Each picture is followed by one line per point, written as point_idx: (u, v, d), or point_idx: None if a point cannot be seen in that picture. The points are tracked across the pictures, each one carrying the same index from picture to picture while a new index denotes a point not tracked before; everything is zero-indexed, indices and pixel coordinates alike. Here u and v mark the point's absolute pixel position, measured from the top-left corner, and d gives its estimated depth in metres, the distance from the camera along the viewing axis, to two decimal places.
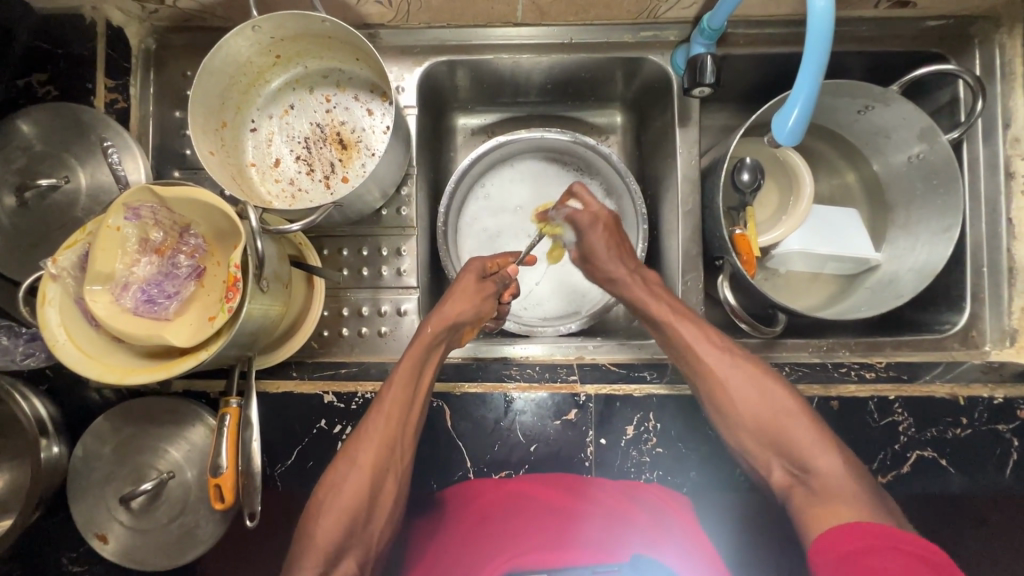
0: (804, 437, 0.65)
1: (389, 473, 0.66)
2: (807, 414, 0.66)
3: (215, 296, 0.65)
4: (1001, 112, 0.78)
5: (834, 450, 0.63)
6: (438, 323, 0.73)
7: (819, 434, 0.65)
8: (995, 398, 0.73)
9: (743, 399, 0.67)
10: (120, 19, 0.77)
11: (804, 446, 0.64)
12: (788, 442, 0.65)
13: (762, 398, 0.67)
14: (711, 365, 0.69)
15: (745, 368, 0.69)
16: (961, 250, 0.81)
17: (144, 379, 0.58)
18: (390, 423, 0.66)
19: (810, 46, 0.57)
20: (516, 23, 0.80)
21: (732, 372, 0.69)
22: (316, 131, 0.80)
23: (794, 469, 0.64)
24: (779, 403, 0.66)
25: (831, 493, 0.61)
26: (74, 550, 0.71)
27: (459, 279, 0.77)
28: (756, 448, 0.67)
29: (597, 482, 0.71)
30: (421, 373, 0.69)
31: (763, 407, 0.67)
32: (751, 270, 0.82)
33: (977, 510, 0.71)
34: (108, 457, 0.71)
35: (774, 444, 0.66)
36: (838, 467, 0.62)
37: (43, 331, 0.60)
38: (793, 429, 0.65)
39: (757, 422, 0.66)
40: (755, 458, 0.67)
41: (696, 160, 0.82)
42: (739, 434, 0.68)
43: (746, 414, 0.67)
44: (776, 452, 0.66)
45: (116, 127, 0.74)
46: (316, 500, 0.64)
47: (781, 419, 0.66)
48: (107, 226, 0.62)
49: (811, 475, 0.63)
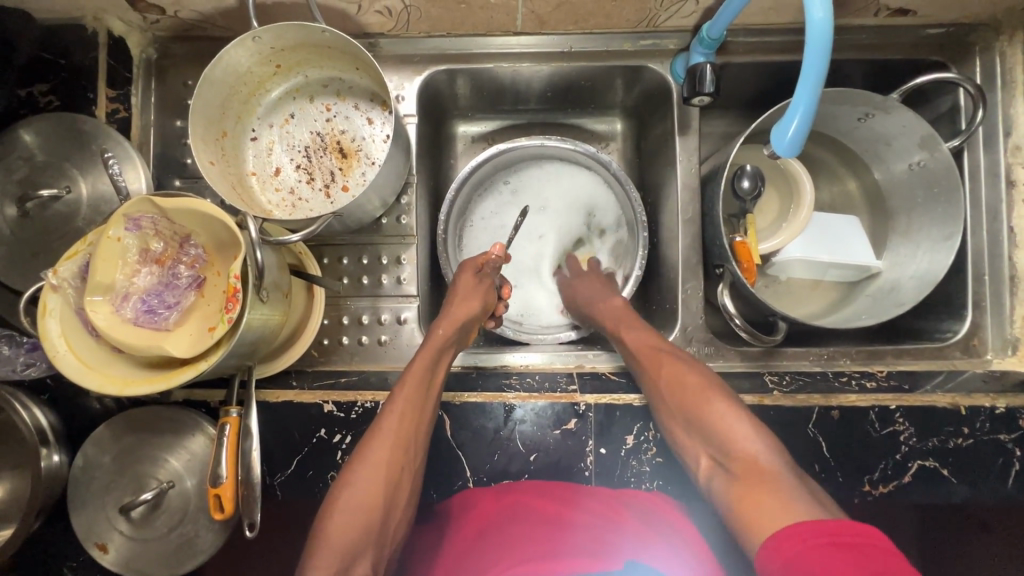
0: (726, 423, 0.63)
1: (404, 470, 0.66)
2: (731, 400, 0.65)
3: (215, 306, 0.65)
4: (1003, 120, 0.77)
5: (756, 433, 0.62)
6: (449, 325, 0.74)
7: (741, 419, 0.63)
8: (997, 407, 0.72)
9: (670, 382, 0.69)
10: (121, 29, 0.77)
11: (726, 431, 0.63)
12: (707, 424, 0.64)
13: (691, 385, 0.68)
14: (651, 360, 0.71)
15: (678, 361, 0.70)
16: (963, 258, 0.80)
17: (145, 391, 0.58)
18: (406, 420, 0.66)
19: (809, 58, 0.57)
20: (515, 32, 0.80)
21: (668, 365, 0.70)
22: (317, 140, 0.81)
23: (718, 455, 0.63)
24: (704, 389, 0.67)
25: (750, 472, 0.59)
26: (74, 559, 0.71)
27: (458, 279, 0.79)
28: (687, 439, 0.66)
29: (594, 492, 0.71)
30: (433, 377, 0.70)
31: (689, 394, 0.67)
32: (751, 278, 0.81)
33: (979, 521, 0.71)
34: (108, 467, 0.71)
35: (702, 431, 0.64)
36: (759, 448, 0.61)
37: (43, 342, 0.60)
38: (714, 412, 0.64)
39: (687, 410, 0.66)
40: (683, 449, 0.67)
41: (696, 169, 0.82)
42: (672, 423, 0.68)
43: (675, 403, 0.67)
44: (701, 439, 0.65)
45: (117, 137, 0.74)
46: (333, 494, 0.64)
47: (703, 401, 0.66)
48: (107, 236, 0.62)
49: (732, 459, 0.62)
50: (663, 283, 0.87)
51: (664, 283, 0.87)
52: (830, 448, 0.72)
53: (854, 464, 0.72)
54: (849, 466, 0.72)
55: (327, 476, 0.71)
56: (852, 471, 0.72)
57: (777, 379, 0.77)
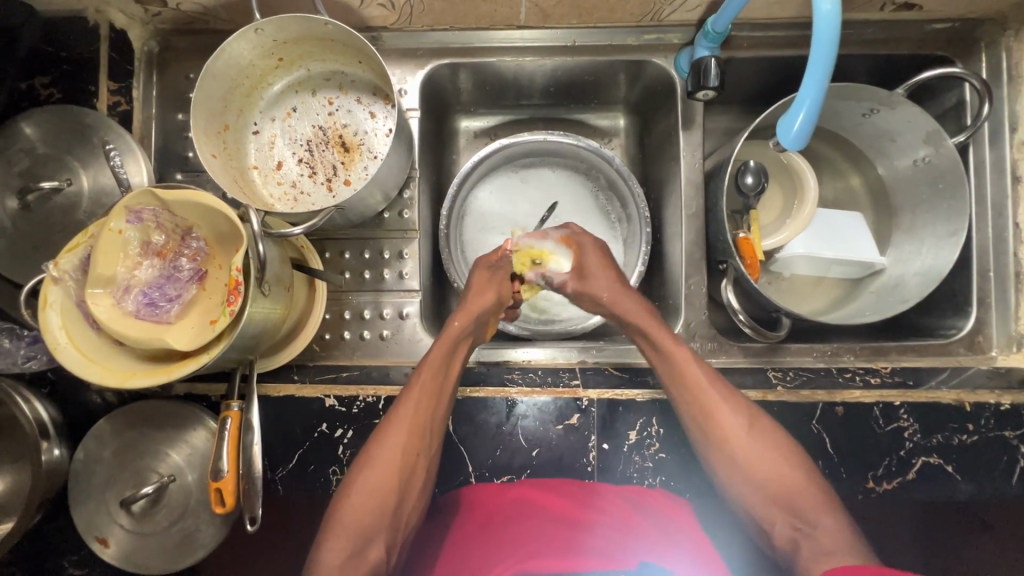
0: (806, 494, 0.63)
1: (419, 458, 0.66)
2: (807, 467, 0.65)
3: (216, 299, 0.65)
4: (1008, 115, 0.77)
5: (836, 508, 0.63)
6: (464, 317, 0.72)
7: (821, 490, 0.64)
8: (1001, 404, 0.73)
9: (750, 449, 0.65)
10: (122, 22, 0.77)
11: (810, 503, 0.63)
12: (792, 496, 0.63)
13: (774, 455, 0.65)
14: (716, 404, 0.67)
15: (755, 424, 0.66)
16: (968, 254, 0.80)
17: (145, 383, 0.58)
18: (420, 411, 0.66)
19: (815, 51, 0.57)
20: (519, 26, 0.80)
21: (734, 416, 0.66)
22: (319, 134, 0.80)
23: (792, 518, 0.63)
24: (788, 460, 0.65)
25: (837, 549, 0.59)
26: (74, 553, 0.71)
27: (471, 274, 0.77)
28: (757, 499, 0.65)
29: (600, 489, 0.70)
30: (449, 369, 0.69)
31: (774, 463, 0.64)
32: (755, 273, 0.81)
33: (984, 519, 0.71)
34: (108, 461, 0.70)
35: (781, 498, 0.64)
36: (842, 525, 0.61)
37: (43, 334, 0.59)
38: (795, 480, 0.64)
39: (766, 474, 0.64)
40: (759, 514, 0.65)
41: (700, 164, 0.82)
42: (748, 489, 0.65)
43: (753, 464, 0.65)
44: (783, 509, 0.64)
45: (118, 130, 0.74)
46: (349, 481, 0.65)
47: (784, 467, 0.64)
48: (108, 229, 0.62)
49: (817, 530, 0.61)
50: (666, 279, 0.87)
51: (668, 279, 0.87)
52: (833, 444, 0.72)
53: (858, 461, 0.71)
54: (853, 463, 0.71)
55: (328, 470, 0.71)
56: (857, 468, 0.71)
57: (781, 375, 0.76)
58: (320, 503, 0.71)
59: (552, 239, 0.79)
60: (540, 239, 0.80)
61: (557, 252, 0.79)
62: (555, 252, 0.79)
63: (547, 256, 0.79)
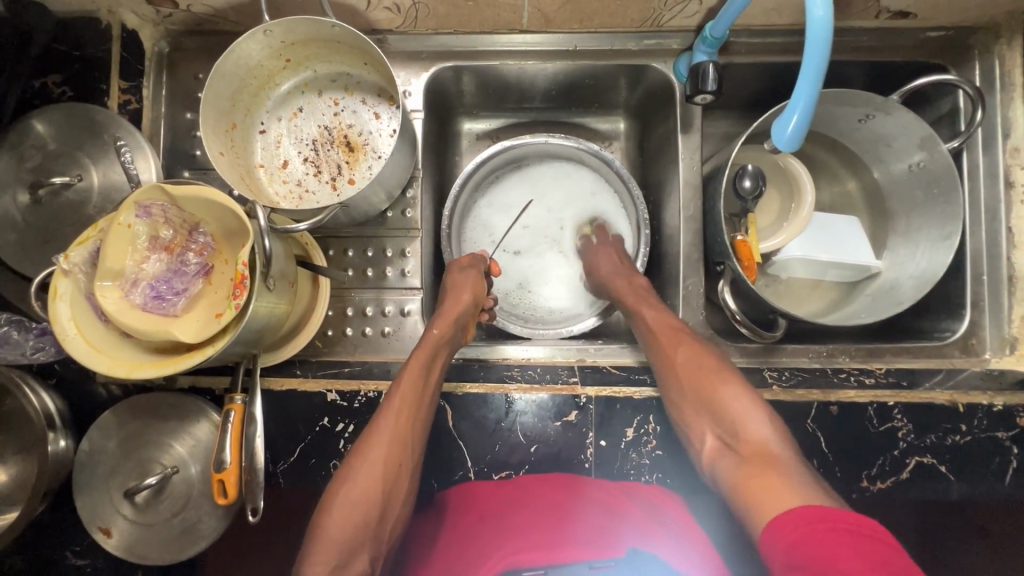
0: (735, 404, 0.64)
1: (401, 467, 0.66)
2: (736, 383, 0.66)
3: (222, 294, 0.67)
4: (1001, 122, 0.78)
5: (767, 418, 0.62)
6: (444, 324, 0.74)
7: (761, 410, 0.63)
8: (994, 406, 0.73)
9: (687, 367, 0.69)
10: (134, 22, 0.79)
11: (735, 413, 0.63)
12: (718, 405, 0.65)
13: (704, 368, 0.68)
14: (669, 341, 0.71)
15: (692, 346, 0.70)
16: (962, 258, 0.81)
17: (151, 374, 0.59)
18: (402, 418, 0.67)
19: (807, 57, 0.59)
20: (520, 30, 0.81)
21: (676, 342, 0.71)
22: (324, 134, 0.82)
23: (725, 438, 0.63)
24: (717, 373, 0.67)
25: (754, 451, 0.60)
26: (77, 544, 0.72)
27: (458, 275, 0.80)
28: (698, 424, 0.66)
29: (596, 482, 0.71)
30: (428, 377, 0.70)
31: (704, 375, 0.67)
32: (752, 275, 0.82)
33: (976, 519, 0.71)
34: (112, 452, 0.71)
35: (717, 417, 0.64)
36: (766, 432, 0.61)
37: (53, 325, 0.61)
38: (728, 396, 0.65)
39: (697, 389, 0.67)
40: (692, 430, 0.67)
41: (699, 167, 0.83)
42: (682, 404, 0.68)
43: (686, 381, 0.68)
44: (711, 419, 0.65)
45: (129, 127, 0.76)
46: (329, 497, 0.64)
47: (719, 385, 0.66)
48: (118, 223, 0.63)
49: (740, 439, 0.62)
50: (664, 280, 0.88)
51: (666, 280, 0.88)
52: (828, 443, 0.72)
53: (852, 460, 0.72)
54: (847, 462, 0.72)
55: (329, 464, 0.72)
56: (851, 467, 0.72)
57: (776, 375, 0.77)
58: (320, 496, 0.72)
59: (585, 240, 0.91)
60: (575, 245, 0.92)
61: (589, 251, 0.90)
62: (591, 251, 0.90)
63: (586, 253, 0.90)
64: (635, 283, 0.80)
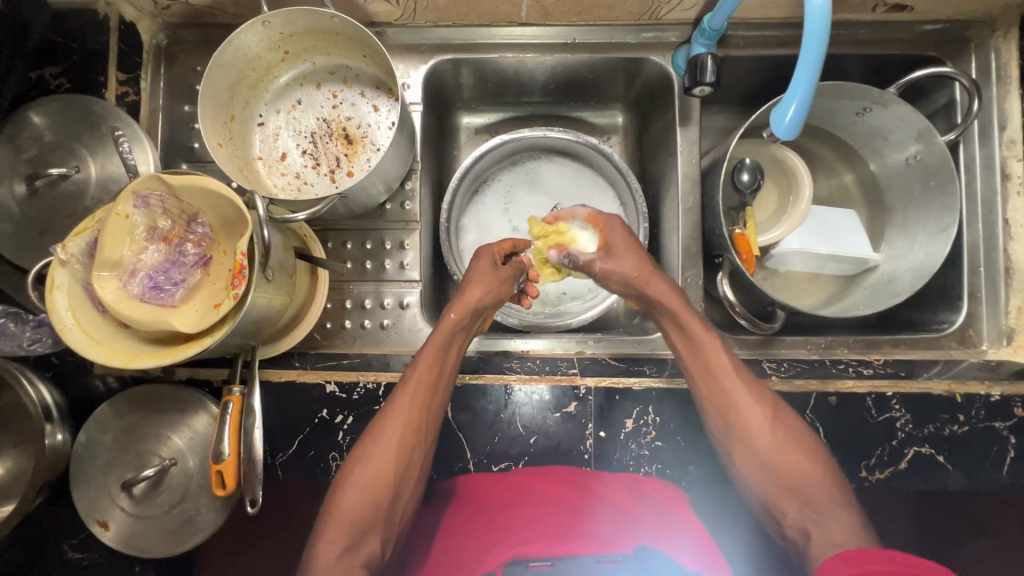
0: (818, 481, 0.64)
1: (414, 451, 0.66)
2: (821, 457, 0.66)
3: (221, 284, 0.66)
4: (998, 114, 0.79)
5: (845, 499, 0.64)
6: (461, 309, 0.72)
7: (834, 481, 0.65)
8: (992, 395, 0.73)
9: (767, 438, 0.66)
10: (132, 14, 0.79)
11: (823, 494, 0.64)
12: (801, 482, 0.64)
13: (789, 441, 0.66)
14: (737, 392, 0.67)
15: (772, 412, 0.67)
16: (959, 250, 0.81)
17: (149, 364, 0.59)
18: (416, 402, 0.66)
19: (806, 49, 0.59)
20: (521, 23, 0.82)
21: (755, 405, 0.67)
22: (323, 127, 0.82)
23: (811, 513, 0.63)
24: (802, 450, 0.66)
25: (843, 539, 0.60)
26: (74, 537, 0.71)
27: (472, 266, 0.77)
28: (770, 485, 0.66)
29: (601, 477, 0.71)
30: (444, 359, 0.69)
31: (789, 450, 0.66)
32: (750, 268, 0.83)
33: (973, 508, 0.72)
34: (109, 444, 0.71)
35: (794, 485, 0.65)
36: (851, 516, 0.62)
37: (50, 315, 0.60)
38: (814, 475, 0.65)
39: (781, 463, 0.65)
40: (771, 501, 0.66)
41: (697, 160, 0.83)
42: (760, 475, 0.66)
43: (772, 455, 0.66)
44: (795, 496, 0.64)
45: (127, 118, 0.75)
46: (345, 472, 0.65)
47: (805, 463, 0.65)
48: (116, 214, 0.63)
49: (828, 520, 0.62)
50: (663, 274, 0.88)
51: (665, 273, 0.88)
52: (827, 433, 0.73)
53: (851, 450, 0.72)
54: (847, 453, 0.72)
55: (328, 456, 0.72)
56: (849, 457, 0.72)
57: (775, 366, 0.78)
58: (319, 488, 0.71)
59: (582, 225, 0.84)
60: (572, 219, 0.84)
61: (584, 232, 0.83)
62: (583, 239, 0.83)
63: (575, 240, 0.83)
64: (674, 291, 0.72)
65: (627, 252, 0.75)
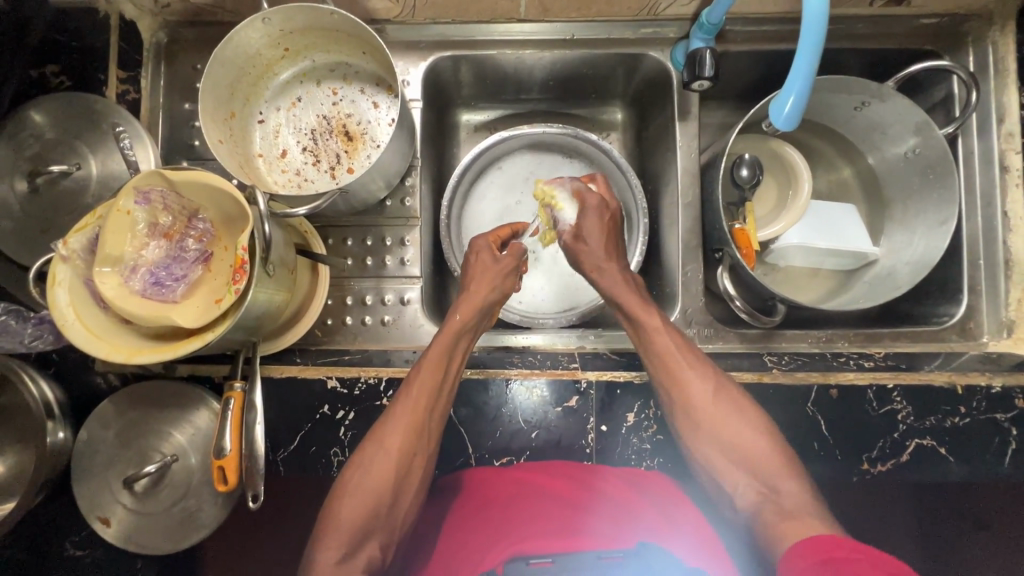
0: (768, 455, 0.64)
1: (416, 456, 0.65)
2: (774, 436, 0.66)
3: (221, 280, 0.67)
4: (995, 107, 0.79)
5: (796, 475, 0.63)
6: (468, 309, 0.72)
7: (787, 459, 0.64)
8: (993, 387, 0.73)
9: (716, 414, 0.66)
10: (132, 13, 0.79)
11: (773, 467, 0.63)
12: (747, 455, 0.64)
13: (740, 419, 0.66)
14: (687, 372, 0.67)
15: (723, 390, 0.67)
16: (958, 243, 0.81)
17: (152, 360, 0.59)
18: (418, 408, 0.66)
19: (804, 41, 0.59)
20: (519, 19, 0.82)
21: (704, 382, 0.67)
22: (322, 123, 0.82)
23: (761, 486, 0.62)
24: (753, 426, 0.65)
25: (794, 511, 0.59)
26: (76, 534, 0.71)
27: (474, 262, 0.77)
28: (722, 464, 0.65)
29: (603, 474, 0.71)
30: (450, 360, 0.69)
31: (739, 426, 0.65)
32: (750, 263, 0.83)
33: (974, 500, 0.72)
34: (111, 441, 0.71)
35: (747, 464, 0.64)
36: (803, 492, 0.61)
37: (51, 311, 0.60)
38: (764, 450, 0.64)
39: (732, 438, 0.65)
40: (721, 476, 0.65)
41: (696, 155, 0.84)
42: (710, 449, 0.66)
43: (721, 430, 0.65)
44: (745, 470, 0.64)
45: (128, 116, 0.75)
46: (344, 480, 0.65)
47: (756, 439, 0.65)
48: (118, 209, 0.62)
49: (780, 493, 0.61)
50: (663, 269, 0.88)
51: (664, 268, 0.88)
52: (828, 426, 0.73)
53: (852, 443, 0.72)
54: (848, 445, 0.72)
55: (330, 451, 0.72)
56: (850, 450, 0.72)
57: (776, 359, 0.78)
58: (321, 483, 0.71)
59: (568, 190, 0.78)
60: (558, 187, 0.78)
61: (572, 203, 0.77)
62: (567, 203, 0.78)
63: (558, 204, 0.78)
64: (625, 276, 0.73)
65: (598, 239, 0.74)
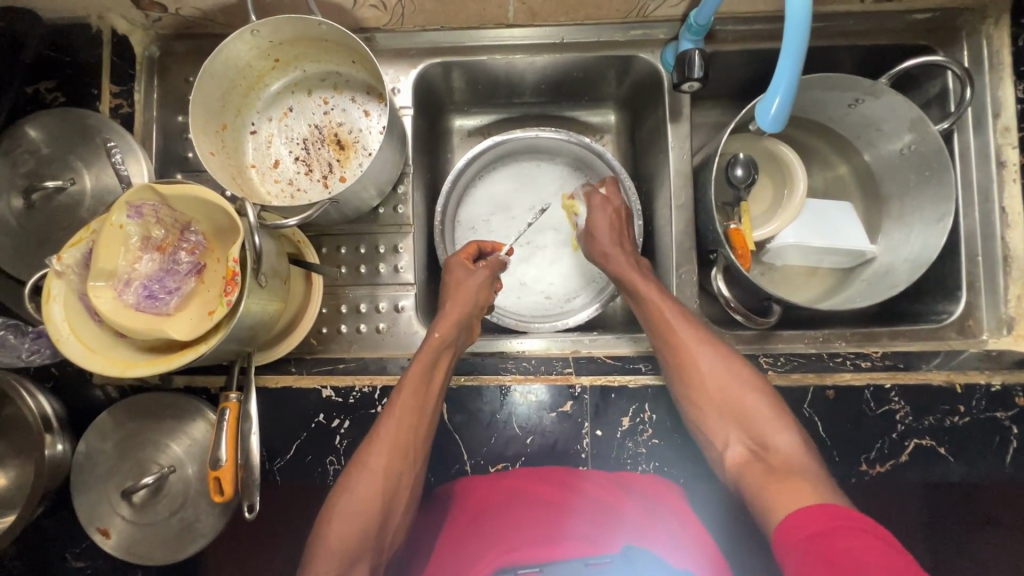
0: (761, 416, 0.66)
1: (404, 475, 0.66)
2: (768, 395, 0.67)
3: (215, 291, 0.67)
4: (992, 101, 0.78)
5: (792, 430, 0.64)
6: (446, 327, 0.73)
7: (777, 411, 0.66)
8: (993, 385, 0.72)
9: (711, 372, 0.69)
10: (124, 28, 0.80)
11: (763, 423, 0.65)
12: (742, 413, 0.66)
13: (732, 376, 0.68)
14: (681, 334, 0.71)
15: (719, 350, 0.70)
16: (956, 240, 0.81)
17: (145, 372, 0.60)
18: (402, 428, 0.66)
19: (786, 45, 0.59)
20: (508, 24, 0.82)
21: (699, 343, 0.70)
22: (315, 133, 0.82)
23: (753, 444, 0.65)
24: (745, 381, 0.68)
25: (782, 466, 0.60)
26: (76, 546, 0.72)
27: (450, 274, 0.78)
28: (714, 421, 0.67)
29: (588, 475, 0.71)
30: (431, 377, 0.69)
31: (730, 383, 0.68)
32: (745, 264, 0.82)
33: (974, 499, 0.71)
34: (109, 453, 0.72)
35: (733, 416, 0.67)
36: (795, 443, 0.63)
37: (47, 325, 0.61)
38: (754, 405, 0.66)
39: (723, 394, 0.68)
40: (713, 434, 0.67)
41: (689, 157, 0.83)
42: (702, 407, 0.68)
43: (712, 385, 0.68)
44: (738, 426, 0.66)
45: (121, 130, 0.76)
46: (331, 505, 0.64)
47: (750, 398, 0.67)
48: (109, 224, 0.63)
49: (769, 450, 0.63)
50: (658, 271, 0.88)
51: (659, 270, 0.88)
52: (825, 427, 0.72)
53: (851, 444, 0.72)
54: (845, 447, 0.72)
55: (326, 460, 0.72)
56: (848, 450, 0.72)
57: (771, 361, 0.77)
58: (317, 492, 0.72)
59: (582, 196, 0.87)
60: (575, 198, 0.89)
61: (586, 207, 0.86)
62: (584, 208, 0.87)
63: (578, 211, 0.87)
64: (631, 262, 0.78)
65: (606, 232, 0.81)
